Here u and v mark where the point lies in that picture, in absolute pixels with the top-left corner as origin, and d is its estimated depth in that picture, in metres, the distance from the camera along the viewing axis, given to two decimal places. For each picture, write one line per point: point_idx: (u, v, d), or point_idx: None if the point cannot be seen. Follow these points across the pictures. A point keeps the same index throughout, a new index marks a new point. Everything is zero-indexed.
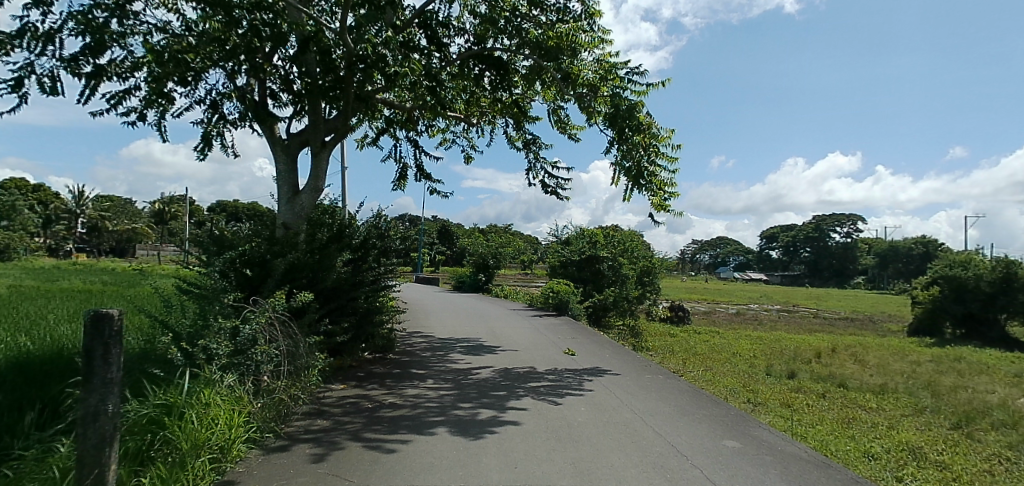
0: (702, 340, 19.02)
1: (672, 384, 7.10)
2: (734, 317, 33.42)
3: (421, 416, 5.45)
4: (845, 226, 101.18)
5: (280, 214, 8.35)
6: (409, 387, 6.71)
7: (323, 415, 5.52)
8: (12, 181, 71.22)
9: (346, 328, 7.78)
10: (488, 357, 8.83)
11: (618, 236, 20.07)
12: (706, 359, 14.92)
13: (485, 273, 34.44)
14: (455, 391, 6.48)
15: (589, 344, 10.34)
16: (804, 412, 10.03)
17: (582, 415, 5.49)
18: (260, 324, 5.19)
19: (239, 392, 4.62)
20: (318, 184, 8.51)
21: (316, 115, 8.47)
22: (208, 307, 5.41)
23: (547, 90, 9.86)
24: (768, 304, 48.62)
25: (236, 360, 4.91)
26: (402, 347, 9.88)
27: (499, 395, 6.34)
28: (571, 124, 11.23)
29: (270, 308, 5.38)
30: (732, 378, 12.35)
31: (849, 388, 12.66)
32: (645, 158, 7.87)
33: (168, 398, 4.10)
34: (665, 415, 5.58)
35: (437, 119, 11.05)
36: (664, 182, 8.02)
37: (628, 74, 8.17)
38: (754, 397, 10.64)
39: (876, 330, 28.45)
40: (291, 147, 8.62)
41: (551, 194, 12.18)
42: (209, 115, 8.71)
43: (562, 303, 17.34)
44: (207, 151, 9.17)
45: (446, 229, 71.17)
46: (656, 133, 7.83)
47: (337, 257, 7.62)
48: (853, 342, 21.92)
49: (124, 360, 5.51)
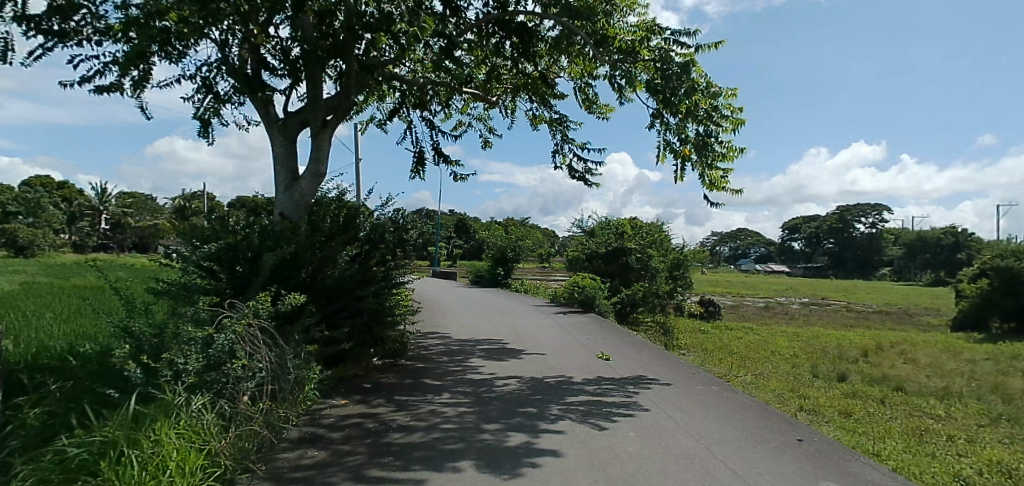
0: (736, 337, 17.88)
1: (731, 398, 6.10)
2: (764, 311, 32.05)
3: (439, 444, 4.45)
4: (873, 216, 98.25)
5: (278, 203, 7.44)
6: (421, 403, 5.73)
7: (317, 444, 4.53)
8: (38, 179, 72.43)
9: (349, 333, 6.84)
10: (513, 363, 7.83)
11: (646, 228, 19.01)
12: (745, 359, 13.87)
13: (504, 266, 33.32)
14: (477, 409, 5.47)
15: (623, 346, 9.28)
16: (867, 423, 8.92)
17: (633, 445, 4.49)
18: (238, 333, 4.31)
19: (209, 420, 3.76)
20: (319, 169, 7.59)
21: (315, 91, 7.56)
22: (180, 311, 4.55)
23: (577, 61, 8.91)
24: (796, 297, 46.96)
25: (205, 377, 4.10)
26: (415, 351, 8.92)
27: (530, 414, 5.34)
28: (600, 103, 10.10)
29: (248, 312, 4.47)
30: (779, 382, 11.27)
31: (909, 392, 11.46)
32: (704, 128, 7.31)
33: (110, 433, 3.25)
34: (735, 444, 4.60)
35: (454, 96, 10.15)
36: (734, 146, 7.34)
37: (674, 35, 7.28)
38: (807, 406, 9.51)
39: (918, 325, 26.88)
40: (289, 127, 7.69)
41: (578, 180, 11.11)
42: (195, 92, 7.86)
43: (587, 299, 16.26)
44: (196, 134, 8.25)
45: (464, 223, 70.51)
46: (716, 92, 7.33)
47: (342, 252, 6.67)
48: (898, 338, 20.51)
49: (80, 372, 4.61)
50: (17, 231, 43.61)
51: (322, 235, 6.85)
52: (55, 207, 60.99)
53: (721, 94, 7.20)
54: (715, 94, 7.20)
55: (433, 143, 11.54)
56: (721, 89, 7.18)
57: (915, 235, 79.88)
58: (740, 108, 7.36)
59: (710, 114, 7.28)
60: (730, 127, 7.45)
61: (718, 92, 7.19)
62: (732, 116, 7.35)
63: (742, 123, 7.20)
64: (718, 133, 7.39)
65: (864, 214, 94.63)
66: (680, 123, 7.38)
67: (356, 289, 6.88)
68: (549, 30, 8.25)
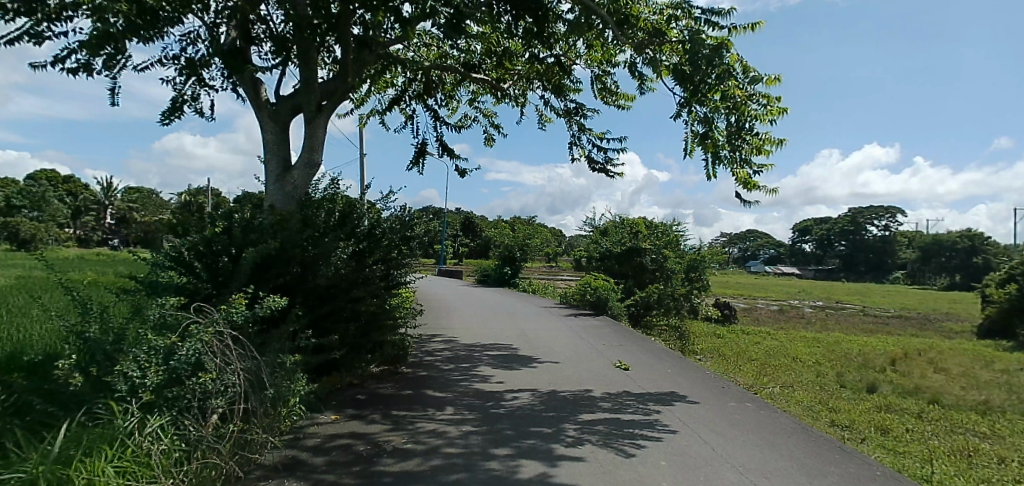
0: (754, 342, 17.15)
1: (772, 419, 5.43)
2: (779, 314, 31.22)
3: (438, 473, 3.80)
4: (887, 219, 96.75)
5: (268, 195, 6.83)
6: (420, 420, 5.08)
7: (296, 472, 3.89)
8: (47, 173, 72.51)
9: (343, 339, 6.22)
10: (524, 373, 7.18)
11: (663, 227, 18.29)
12: (766, 366, 13.17)
13: (511, 266, 32.63)
14: (484, 428, 4.82)
15: (642, 354, 8.60)
16: (908, 441, 8.19)
17: (666, 477, 3.83)
18: (204, 342, 3.68)
19: (163, 450, 3.17)
20: (314, 158, 6.99)
21: (309, 73, 6.97)
22: (141, 314, 3.94)
23: (597, 44, 8.26)
24: (810, 300, 45.93)
25: (164, 393, 3.49)
26: (417, 357, 8.29)
27: (542, 435, 4.67)
28: (619, 93, 9.43)
29: (219, 317, 3.85)
30: (807, 393, 10.53)
31: (945, 406, 10.67)
32: (735, 119, 6.64)
33: (29, 468, 2.65)
34: (788, 479, 3.93)
35: (463, 83, 9.52)
36: (772, 137, 6.64)
37: (706, 13, 6.61)
38: (840, 421, 8.78)
39: (939, 331, 25.99)
40: (281, 112, 7.08)
41: (598, 172, 10.43)
42: (178, 74, 7.30)
43: (599, 301, 15.59)
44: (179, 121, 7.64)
45: (471, 221, 69.78)
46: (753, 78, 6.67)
47: (337, 248, 6.03)
48: (923, 345, 19.62)
49: (24, 381, 4.02)
50: (22, 224, 43.33)
51: (314, 230, 6.21)
52: (61, 201, 60.87)
53: (760, 81, 6.49)
54: (754, 79, 6.53)
55: (440, 135, 10.88)
56: (760, 74, 6.49)
57: (930, 237, 78.39)
58: (778, 99, 6.66)
59: (747, 102, 6.57)
60: (768, 119, 6.72)
61: (758, 78, 6.48)
62: (771, 105, 6.62)
63: (782, 112, 6.48)
64: (753, 122, 6.64)
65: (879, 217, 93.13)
66: (709, 113, 6.74)
67: (352, 290, 6.27)
68: (564, 12, 7.55)
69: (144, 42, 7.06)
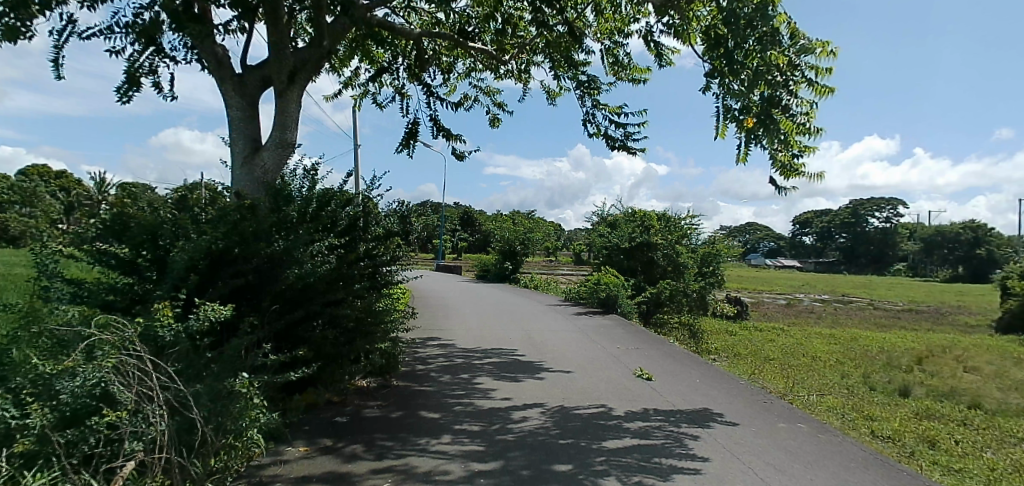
0: (768, 340, 16.32)
1: (834, 447, 4.52)
2: (787, 308, 30.39)
3: None
4: (889, 212, 96.00)
5: (234, 182, 5.88)
6: (410, 453, 4.15)
7: None
8: (39, 167, 71.26)
9: (317, 350, 5.26)
10: (533, 385, 6.27)
11: (674, 220, 17.41)
12: (787, 367, 12.33)
13: (513, 261, 31.90)
14: (487, 465, 3.91)
15: (661, 360, 7.68)
16: (961, 454, 7.31)
17: None
18: (105, 367, 2.69)
19: None
20: (286, 138, 6.02)
21: (279, 37, 6.02)
22: (30, 333, 3.00)
23: (611, 8, 7.30)
24: (815, 294, 45.10)
25: (51, 437, 2.48)
26: (411, 366, 7.36)
27: (561, 475, 3.73)
28: (632, 68, 8.50)
29: (133, 335, 2.93)
30: (837, 399, 9.65)
31: (988, 411, 9.79)
32: (774, 93, 5.68)
33: None
34: None
35: (460, 56, 8.57)
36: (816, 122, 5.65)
37: None
38: (881, 431, 7.91)
39: (955, 326, 25.19)
40: (247, 85, 6.12)
41: None
42: (131, 42, 6.32)
43: (609, 299, 14.72)
44: (133, 96, 6.65)
45: (468, 216, 68.80)
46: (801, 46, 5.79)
47: (309, 241, 5.05)
48: (946, 341, 18.70)
49: None
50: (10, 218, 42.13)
51: (284, 220, 5.25)
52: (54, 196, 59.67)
53: (812, 52, 5.65)
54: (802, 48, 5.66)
55: (436, 118, 9.96)
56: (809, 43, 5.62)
57: (935, 229, 77.52)
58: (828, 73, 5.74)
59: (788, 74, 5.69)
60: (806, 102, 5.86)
61: (807, 46, 5.65)
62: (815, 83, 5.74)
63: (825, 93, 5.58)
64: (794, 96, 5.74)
65: (881, 209, 92.35)
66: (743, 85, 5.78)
67: (329, 293, 5.33)
68: None
69: (86, 5, 6.05)
